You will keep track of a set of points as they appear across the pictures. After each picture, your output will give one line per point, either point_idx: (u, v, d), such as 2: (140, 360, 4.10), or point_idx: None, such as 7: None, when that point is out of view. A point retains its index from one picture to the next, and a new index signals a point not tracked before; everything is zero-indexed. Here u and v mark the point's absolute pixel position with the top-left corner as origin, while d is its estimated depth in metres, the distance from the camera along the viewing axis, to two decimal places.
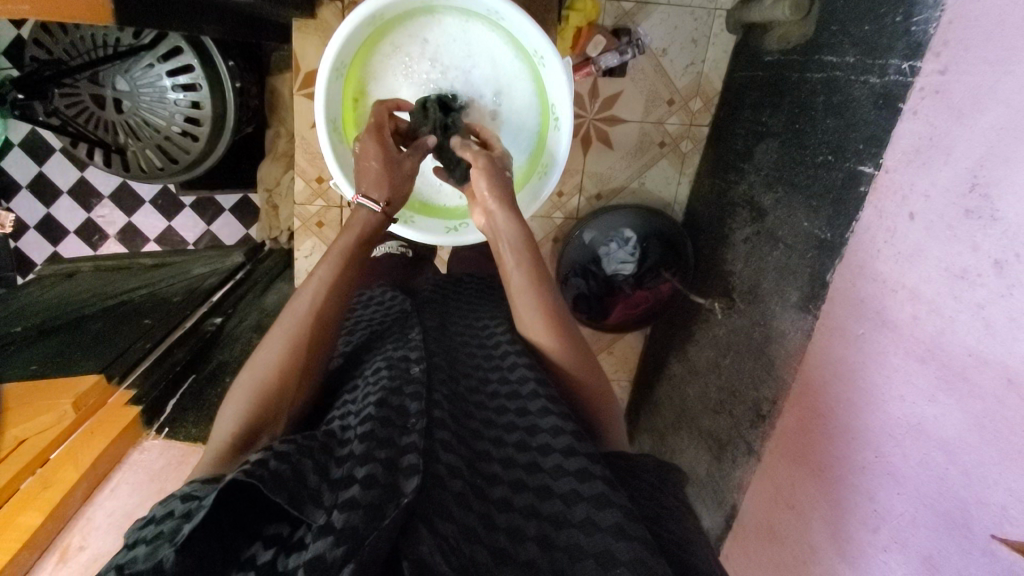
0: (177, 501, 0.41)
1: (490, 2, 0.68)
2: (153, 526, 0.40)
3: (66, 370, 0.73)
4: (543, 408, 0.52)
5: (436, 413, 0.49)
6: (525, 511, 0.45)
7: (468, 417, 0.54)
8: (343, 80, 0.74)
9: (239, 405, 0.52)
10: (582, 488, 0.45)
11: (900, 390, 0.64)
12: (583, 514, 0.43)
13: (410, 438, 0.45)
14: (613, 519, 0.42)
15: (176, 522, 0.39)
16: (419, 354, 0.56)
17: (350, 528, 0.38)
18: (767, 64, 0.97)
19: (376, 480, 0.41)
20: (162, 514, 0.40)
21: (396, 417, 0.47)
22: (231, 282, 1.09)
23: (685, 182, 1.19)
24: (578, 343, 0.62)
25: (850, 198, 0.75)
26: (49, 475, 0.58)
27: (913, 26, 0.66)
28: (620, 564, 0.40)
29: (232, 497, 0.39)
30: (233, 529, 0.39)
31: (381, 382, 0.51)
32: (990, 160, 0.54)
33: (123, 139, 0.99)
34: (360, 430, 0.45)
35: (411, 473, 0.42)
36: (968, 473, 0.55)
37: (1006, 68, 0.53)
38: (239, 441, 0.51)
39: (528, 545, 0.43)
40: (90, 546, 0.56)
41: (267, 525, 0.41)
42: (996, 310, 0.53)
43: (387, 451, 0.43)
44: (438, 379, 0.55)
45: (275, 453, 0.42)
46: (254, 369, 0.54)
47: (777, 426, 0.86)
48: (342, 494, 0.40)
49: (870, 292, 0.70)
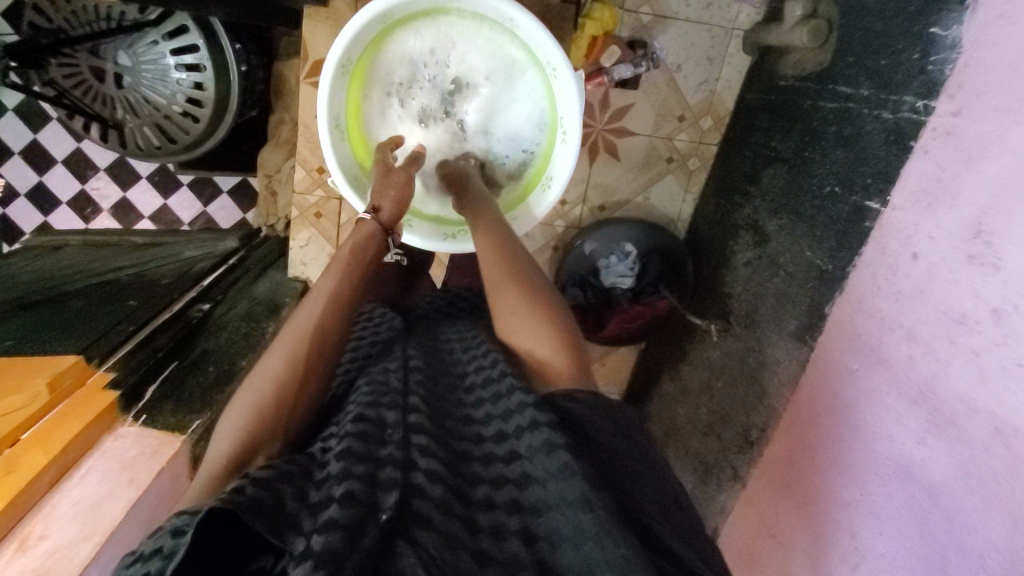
0: (168, 538, 0.38)
1: (504, 8, 0.67)
2: (141, 564, 0.37)
3: (42, 346, 0.71)
4: (520, 402, 0.49)
5: (412, 420, 0.48)
6: (507, 506, 0.43)
7: (446, 416, 0.52)
8: (349, 75, 0.73)
9: (237, 421, 0.51)
10: (551, 463, 0.43)
11: (889, 430, 0.64)
12: (556, 494, 0.42)
13: (389, 451, 0.44)
14: (579, 491, 0.41)
15: (162, 565, 0.36)
16: (399, 366, 0.56)
17: (329, 552, 0.36)
18: (780, 89, 0.96)
19: (355, 497, 0.39)
20: (151, 550, 0.38)
21: (374, 432, 0.45)
22: (223, 267, 1.07)
23: (690, 200, 1.18)
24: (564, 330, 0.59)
25: (855, 232, 0.74)
26: (16, 458, 0.56)
27: (930, 65, 0.65)
28: (588, 538, 0.39)
29: (224, 528, 0.37)
30: (220, 569, 0.37)
31: (359, 399, 0.50)
32: (995, 208, 0.54)
33: (120, 114, 0.97)
34: (337, 448, 0.43)
35: (389, 488, 0.40)
36: (950, 518, 0.55)
37: (1017, 115, 0.53)
38: (230, 461, 0.48)
39: (511, 540, 0.41)
40: (51, 536, 0.53)
41: (248, 561, 0.38)
42: (990, 357, 0.52)
43: (365, 466, 0.42)
44: (419, 383, 0.54)
45: (253, 480, 0.40)
46: (254, 387, 0.53)
47: (765, 455, 0.85)
48: (321, 516, 0.38)
49: (868, 329, 0.69)
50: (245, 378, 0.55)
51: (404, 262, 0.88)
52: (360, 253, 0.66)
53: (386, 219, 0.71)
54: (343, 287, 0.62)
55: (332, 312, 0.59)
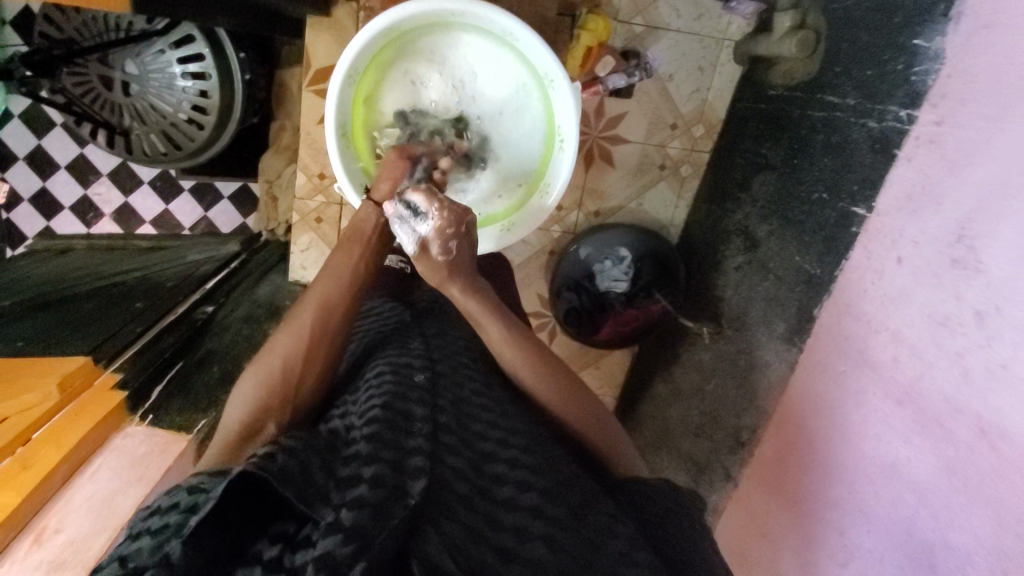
0: (184, 495, 0.41)
1: (504, 21, 0.70)
2: (158, 517, 0.39)
3: (52, 348, 0.73)
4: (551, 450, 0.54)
5: (440, 418, 0.49)
6: (530, 511, 0.45)
7: (472, 420, 0.52)
8: (354, 86, 0.75)
9: (248, 393, 0.54)
10: (587, 515, 0.47)
11: (876, 430, 0.66)
12: (590, 535, 0.46)
13: (416, 441, 0.45)
14: (611, 524, 0.47)
15: (181, 517, 0.39)
16: (422, 363, 0.56)
17: (358, 527, 0.37)
18: (770, 98, 0.99)
19: (383, 480, 0.41)
20: (168, 505, 0.40)
21: (400, 420, 0.46)
22: (225, 270, 1.09)
23: (683, 206, 1.20)
24: (605, 416, 0.62)
25: (842, 237, 0.76)
26: (31, 454, 0.58)
27: (913, 76, 0.68)
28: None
29: (246, 496, 0.39)
30: (241, 527, 0.39)
31: (385, 386, 0.51)
32: (978, 215, 0.56)
33: (128, 121, 0.99)
34: (365, 431, 0.45)
35: (417, 475, 0.42)
36: (937, 515, 0.57)
37: (999, 125, 0.55)
38: (244, 431, 0.51)
39: (536, 543, 0.43)
40: (65, 530, 0.55)
41: (271, 523, 0.40)
42: (974, 358, 0.54)
43: (392, 452, 0.43)
44: (442, 387, 0.55)
45: (282, 448, 0.43)
46: (263, 363, 0.56)
47: (756, 455, 0.88)
48: (349, 493, 0.40)
49: (855, 331, 0.71)
50: (256, 354, 0.58)
51: (406, 267, 0.88)
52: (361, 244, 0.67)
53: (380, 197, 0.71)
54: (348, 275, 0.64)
55: (337, 300, 0.62)
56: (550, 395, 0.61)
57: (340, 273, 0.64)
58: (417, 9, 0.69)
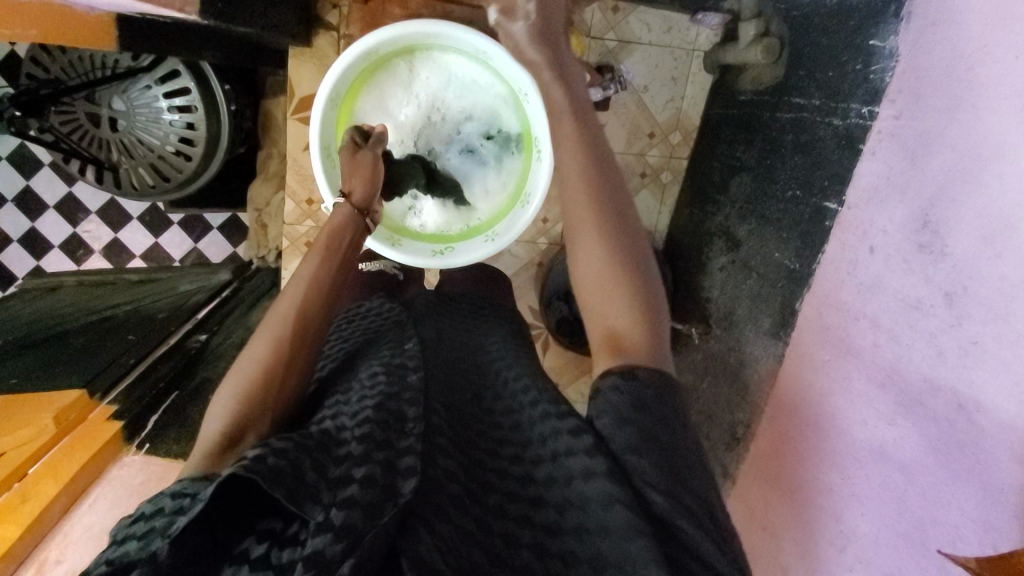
0: (168, 500, 0.41)
1: (478, 40, 0.75)
2: (143, 522, 0.40)
3: (44, 384, 0.73)
4: (532, 418, 0.54)
5: (432, 420, 0.51)
6: (518, 518, 0.46)
7: (466, 427, 0.55)
8: (337, 109, 0.79)
9: (227, 402, 0.51)
10: (571, 493, 0.46)
11: (863, 414, 0.68)
12: (575, 521, 0.44)
13: (408, 441, 0.46)
14: (581, 491, 0.45)
15: (168, 517, 0.39)
16: (416, 362, 0.58)
17: (349, 526, 0.38)
18: (741, 103, 1.02)
19: (375, 480, 0.41)
20: (153, 510, 0.40)
21: (394, 421, 0.48)
22: (218, 299, 1.10)
23: (665, 212, 1.23)
24: (646, 283, 0.55)
25: (817, 232, 0.79)
26: (29, 488, 0.59)
27: (872, 74, 0.71)
28: (609, 564, 0.42)
29: (235, 496, 0.40)
30: (228, 526, 0.40)
31: (378, 388, 0.52)
32: (939, 201, 0.59)
33: (117, 156, 1.01)
34: (358, 431, 0.46)
35: (409, 475, 0.43)
36: (924, 493, 0.58)
37: (954, 114, 0.58)
38: (225, 439, 0.48)
39: (523, 553, 0.44)
40: (67, 561, 0.56)
41: (259, 520, 0.41)
42: (947, 337, 0.57)
43: (385, 453, 0.44)
44: (436, 390, 0.56)
45: (273, 449, 0.42)
46: (240, 369, 0.53)
47: (752, 449, 0.89)
48: (341, 492, 0.41)
49: (835, 320, 0.73)
50: (232, 364, 0.54)
51: (400, 273, 0.90)
52: (337, 241, 0.64)
53: (359, 199, 0.69)
54: (323, 273, 0.61)
55: (319, 293, 0.59)
56: (591, 215, 0.56)
57: (313, 277, 0.60)
58: (393, 33, 0.73)
